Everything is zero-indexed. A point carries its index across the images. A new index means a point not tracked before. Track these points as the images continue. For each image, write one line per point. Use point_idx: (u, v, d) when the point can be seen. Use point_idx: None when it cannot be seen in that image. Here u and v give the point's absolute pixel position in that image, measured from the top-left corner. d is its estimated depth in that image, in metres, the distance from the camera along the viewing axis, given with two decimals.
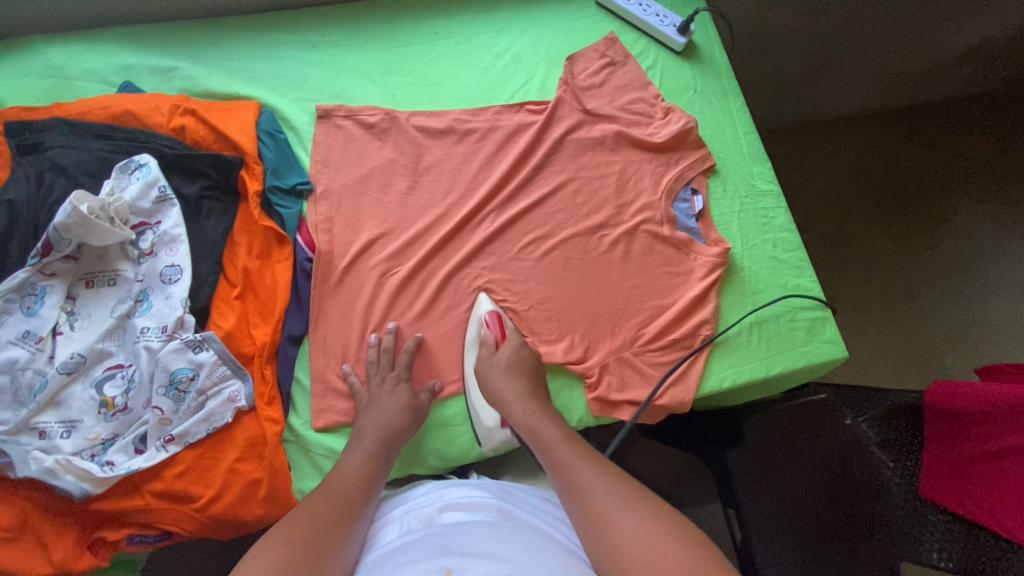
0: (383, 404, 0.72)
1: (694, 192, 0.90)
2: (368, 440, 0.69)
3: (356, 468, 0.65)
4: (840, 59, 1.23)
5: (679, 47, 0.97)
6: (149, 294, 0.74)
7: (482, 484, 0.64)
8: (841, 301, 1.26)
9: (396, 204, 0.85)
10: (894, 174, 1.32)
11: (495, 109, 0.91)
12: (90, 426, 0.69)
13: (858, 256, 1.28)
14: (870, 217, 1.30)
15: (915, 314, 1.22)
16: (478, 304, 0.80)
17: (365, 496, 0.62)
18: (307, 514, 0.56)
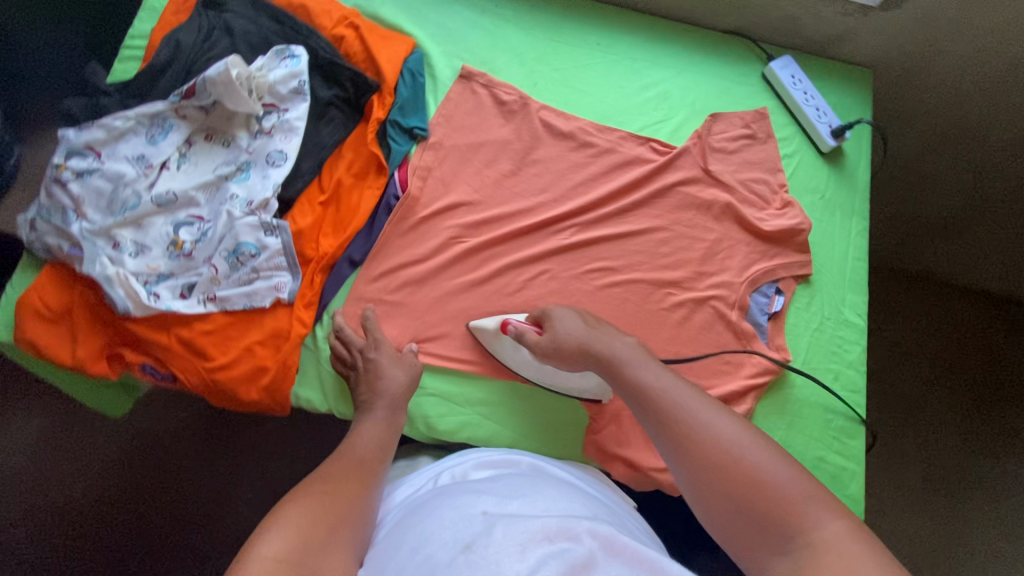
0: (379, 372, 0.73)
1: (779, 291, 0.86)
2: (380, 408, 0.71)
3: (373, 437, 0.68)
4: (979, 229, 1.13)
5: (826, 148, 0.93)
6: (251, 167, 0.79)
7: (493, 461, 0.66)
8: (885, 476, 1.15)
9: (492, 181, 0.87)
10: (991, 367, 1.21)
11: (621, 134, 0.91)
12: (155, 256, 0.74)
13: (919, 433, 1.18)
14: (941, 395, 1.20)
15: (953, 515, 1.10)
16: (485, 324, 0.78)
17: (380, 464, 0.65)
18: (334, 479, 0.58)
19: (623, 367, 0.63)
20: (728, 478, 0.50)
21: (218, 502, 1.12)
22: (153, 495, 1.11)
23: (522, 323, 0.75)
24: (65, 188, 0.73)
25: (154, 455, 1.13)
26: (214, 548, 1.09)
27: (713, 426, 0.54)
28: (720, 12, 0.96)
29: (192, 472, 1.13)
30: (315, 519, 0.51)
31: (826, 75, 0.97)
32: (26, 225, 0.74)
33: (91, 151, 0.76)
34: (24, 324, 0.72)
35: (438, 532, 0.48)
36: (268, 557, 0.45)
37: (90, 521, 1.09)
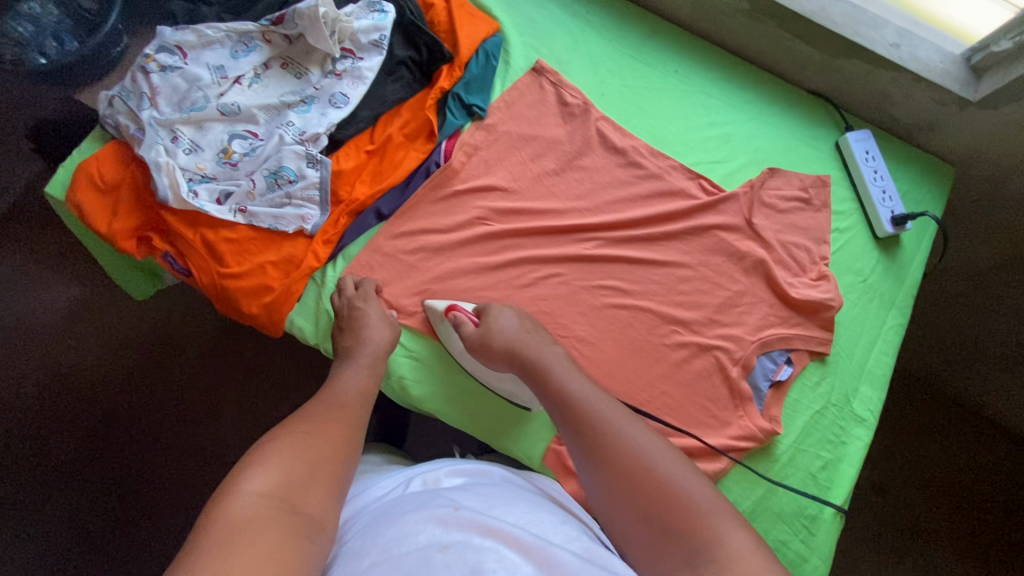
0: (368, 316, 0.75)
1: (788, 361, 0.82)
2: (364, 355, 0.72)
3: (357, 385, 0.69)
4: None
5: (882, 233, 0.88)
6: (313, 101, 0.83)
7: (468, 470, 0.67)
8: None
9: (533, 176, 0.88)
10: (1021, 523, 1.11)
11: (673, 163, 0.89)
12: (205, 158, 0.79)
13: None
14: (953, 533, 1.11)
15: None
16: (433, 308, 0.79)
17: (362, 411, 0.66)
18: (310, 421, 0.61)
19: (550, 376, 0.65)
20: (639, 489, 0.53)
21: (202, 406, 1.19)
22: (147, 383, 1.19)
23: (464, 313, 0.77)
24: (147, 76, 0.80)
25: (159, 347, 1.21)
26: (189, 446, 1.17)
27: (630, 442, 0.56)
28: (810, 71, 0.93)
29: (187, 372, 1.20)
30: (294, 464, 0.54)
31: (902, 161, 0.93)
32: (105, 101, 0.81)
33: (180, 51, 0.82)
34: (76, 186, 0.78)
35: (414, 533, 0.50)
36: (246, 498, 0.49)
37: (86, 390, 1.17)
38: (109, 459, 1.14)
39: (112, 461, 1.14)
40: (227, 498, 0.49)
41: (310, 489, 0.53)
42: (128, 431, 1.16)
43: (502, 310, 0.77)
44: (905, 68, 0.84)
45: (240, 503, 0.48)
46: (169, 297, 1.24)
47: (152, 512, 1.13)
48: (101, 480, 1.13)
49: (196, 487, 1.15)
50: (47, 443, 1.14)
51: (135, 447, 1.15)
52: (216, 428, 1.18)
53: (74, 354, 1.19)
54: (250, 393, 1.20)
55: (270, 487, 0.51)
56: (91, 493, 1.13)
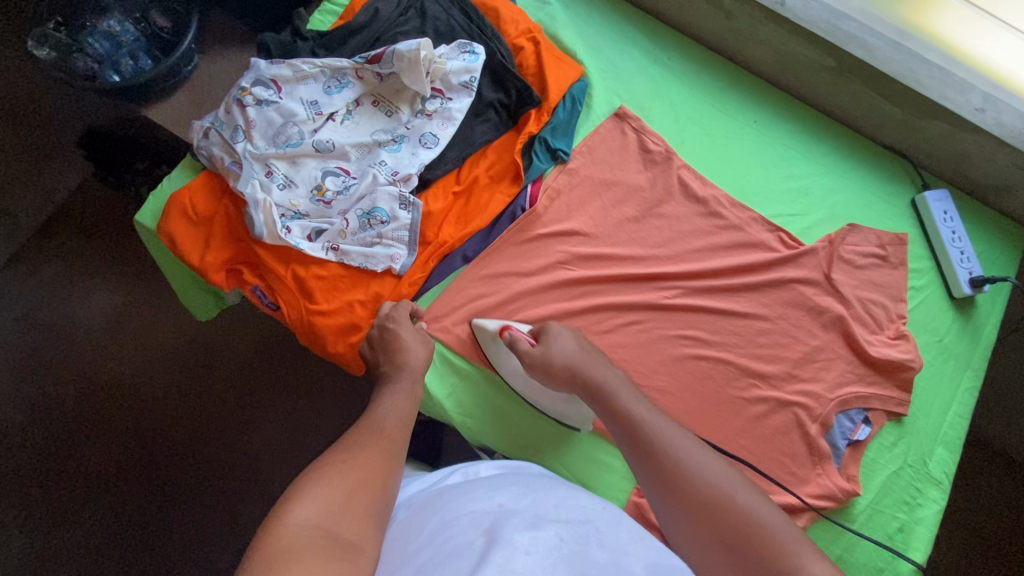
0: (405, 335, 0.74)
1: (866, 421, 0.82)
2: (404, 378, 0.70)
3: (396, 412, 0.66)
4: None
5: (959, 294, 0.88)
6: (404, 140, 0.84)
7: (511, 466, 0.66)
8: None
9: (614, 222, 0.88)
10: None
11: (752, 215, 0.90)
12: (299, 195, 0.80)
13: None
14: None
15: None
16: (483, 326, 0.79)
17: (402, 438, 0.63)
18: (346, 450, 0.58)
19: (618, 403, 0.66)
20: (714, 514, 0.54)
21: (246, 426, 1.17)
22: (192, 400, 1.18)
23: (520, 332, 0.76)
24: (243, 109, 0.81)
25: (206, 363, 1.20)
26: (234, 467, 1.15)
27: (694, 463, 0.58)
28: (889, 128, 0.94)
29: (232, 391, 1.19)
30: (334, 492, 0.52)
31: (977, 221, 0.93)
32: (199, 132, 0.81)
33: (274, 84, 0.83)
34: (168, 217, 0.78)
35: (457, 523, 0.51)
36: (289, 526, 0.46)
37: (134, 403, 1.16)
38: (153, 477, 1.13)
39: (156, 477, 1.13)
40: (270, 530, 0.46)
41: (351, 514, 0.50)
42: (172, 448, 1.15)
43: (556, 327, 0.76)
44: (990, 133, 0.84)
45: (285, 532, 0.45)
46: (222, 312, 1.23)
47: (193, 534, 1.10)
48: (143, 498, 1.11)
49: (239, 511, 1.12)
50: (91, 457, 1.13)
51: (178, 465, 1.14)
52: (259, 449, 1.16)
53: (123, 366, 1.18)
54: (295, 415, 1.18)
55: (317, 518, 0.48)
56: (131, 511, 1.11)
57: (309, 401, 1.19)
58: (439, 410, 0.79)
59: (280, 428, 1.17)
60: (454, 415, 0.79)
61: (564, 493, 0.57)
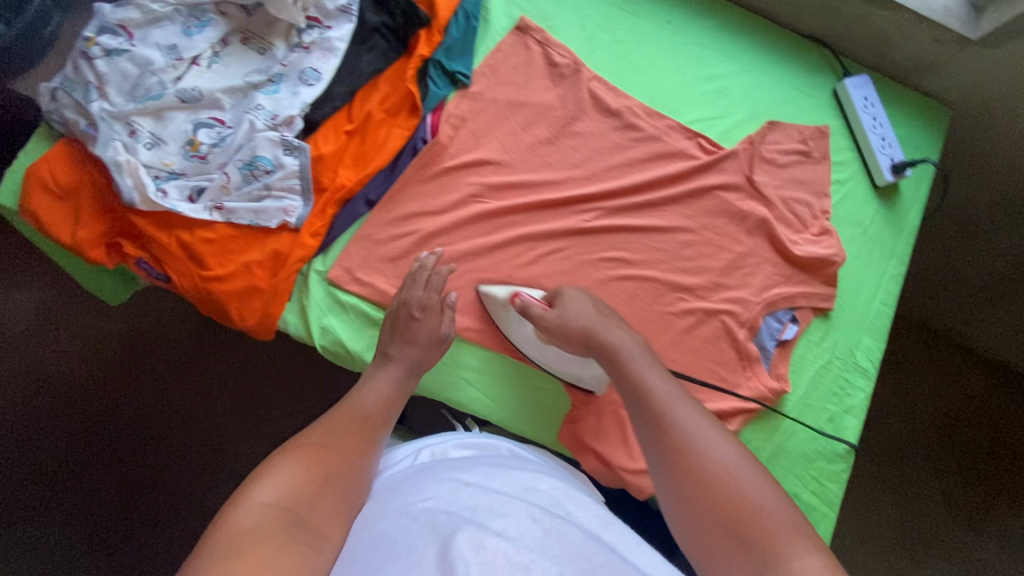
0: (428, 321, 0.72)
1: (793, 320, 0.82)
2: (396, 365, 0.68)
3: (381, 395, 0.65)
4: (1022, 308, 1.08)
5: (882, 182, 0.87)
6: (282, 80, 0.76)
7: (484, 437, 0.67)
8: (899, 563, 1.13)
9: (526, 146, 0.82)
10: (1008, 440, 1.21)
11: (669, 123, 0.85)
12: (170, 152, 0.72)
13: (934, 512, 1.16)
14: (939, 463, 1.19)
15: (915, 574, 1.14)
16: (492, 291, 0.77)
17: (384, 424, 0.63)
18: (323, 429, 0.59)
19: (631, 376, 0.61)
20: (708, 485, 0.50)
21: (198, 409, 1.11)
22: (135, 390, 1.10)
23: (531, 297, 0.74)
24: (91, 63, 0.71)
25: (145, 350, 1.12)
26: (186, 450, 1.09)
27: (695, 434, 0.53)
28: (806, 14, 0.89)
29: (176, 376, 1.11)
30: (306, 472, 0.52)
31: (899, 105, 0.90)
32: (46, 94, 0.72)
33: (124, 31, 0.74)
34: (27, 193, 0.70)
35: (420, 507, 0.50)
36: (254, 507, 0.47)
37: (76, 401, 1.08)
38: (108, 473, 1.06)
39: (102, 472, 1.06)
40: (231, 509, 0.47)
41: (322, 494, 0.51)
42: (122, 442, 1.08)
43: (569, 291, 0.74)
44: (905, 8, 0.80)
45: (245, 510, 0.46)
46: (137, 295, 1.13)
47: (152, 525, 1.05)
48: (102, 496, 1.05)
49: (197, 493, 1.07)
50: (37, 460, 1.05)
51: (124, 458, 1.07)
52: (214, 430, 1.10)
53: (56, 364, 1.10)
54: (244, 391, 1.12)
55: (281, 496, 0.49)
56: (91, 512, 1.04)
57: (258, 374, 1.13)
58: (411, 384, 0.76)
59: (233, 406, 1.11)
60: None
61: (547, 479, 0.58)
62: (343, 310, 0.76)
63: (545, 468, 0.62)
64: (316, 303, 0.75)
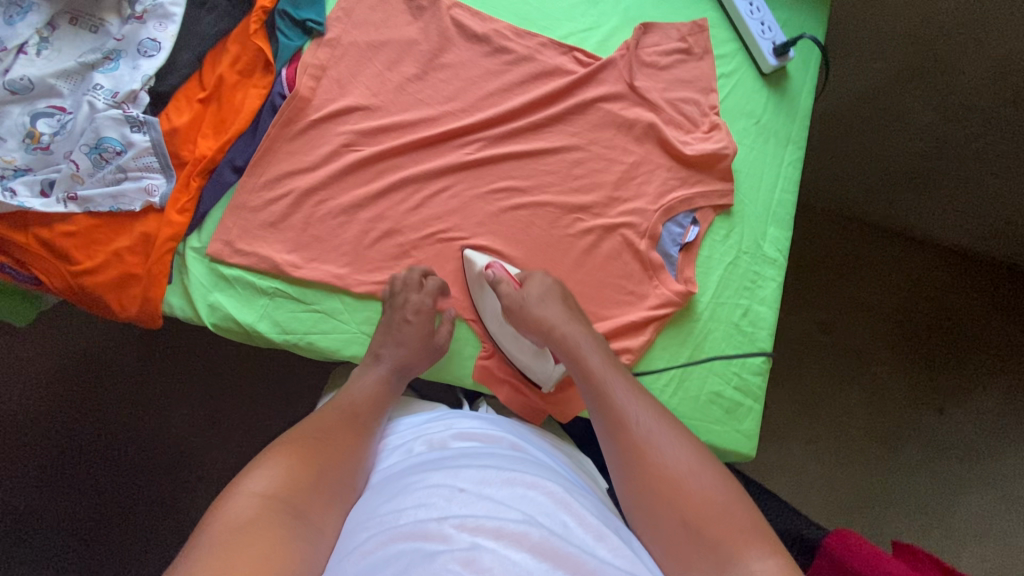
0: (405, 330, 0.70)
1: (694, 222, 0.81)
2: (385, 365, 0.68)
3: (370, 390, 0.66)
4: (894, 181, 1.30)
5: (767, 68, 0.84)
6: (120, 56, 0.72)
7: (487, 420, 0.66)
8: (822, 433, 1.34)
9: (394, 85, 0.79)
10: (911, 322, 1.39)
11: (541, 40, 0.82)
12: (10, 149, 0.68)
13: (848, 388, 1.36)
14: (855, 331, 1.39)
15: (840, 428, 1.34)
16: (472, 259, 0.75)
17: (375, 417, 0.65)
18: (318, 423, 0.61)
19: (608, 395, 0.61)
20: (685, 504, 0.53)
21: (152, 423, 1.07)
22: (81, 413, 1.06)
23: (504, 271, 0.73)
24: None
25: (90, 375, 1.07)
26: (137, 464, 1.05)
27: (690, 469, 0.56)
28: None
29: (123, 395, 1.07)
30: (299, 466, 0.55)
31: None
32: None
33: None
34: None
35: (410, 515, 0.49)
36: (247, 498, 0.50)
37: (29, 439, 1.04)
38: (75, 505, 1.02)
39: (52, 499, 1.02)
40: (228, 498, 0.50)
41: (315, 491, 0.53)
42: (69, 466, 1.03)
43: (549, 278, 0.73)
44: None
45: (241, 500, 0.50)
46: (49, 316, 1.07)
47: (115, 542, 1.01)
48: (73, 528, 1.01)
49: (155, 506, 1.03)
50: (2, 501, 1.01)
51: (74, 482, 1.03)
52: (173, 441, 1.06)
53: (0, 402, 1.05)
54: (195, 398, 1.08)
55: (271, 486, 0.52)
56: (65, 544, 1.00)
57: (207, 375, 1.08)
58: (308, 348, 0.73)
59: (186, 414, 1.07)
60: (276, 338, 0.73)
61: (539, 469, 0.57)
62: (228, 284, 0.73)
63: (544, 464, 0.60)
64: (197, 281, 0.72)
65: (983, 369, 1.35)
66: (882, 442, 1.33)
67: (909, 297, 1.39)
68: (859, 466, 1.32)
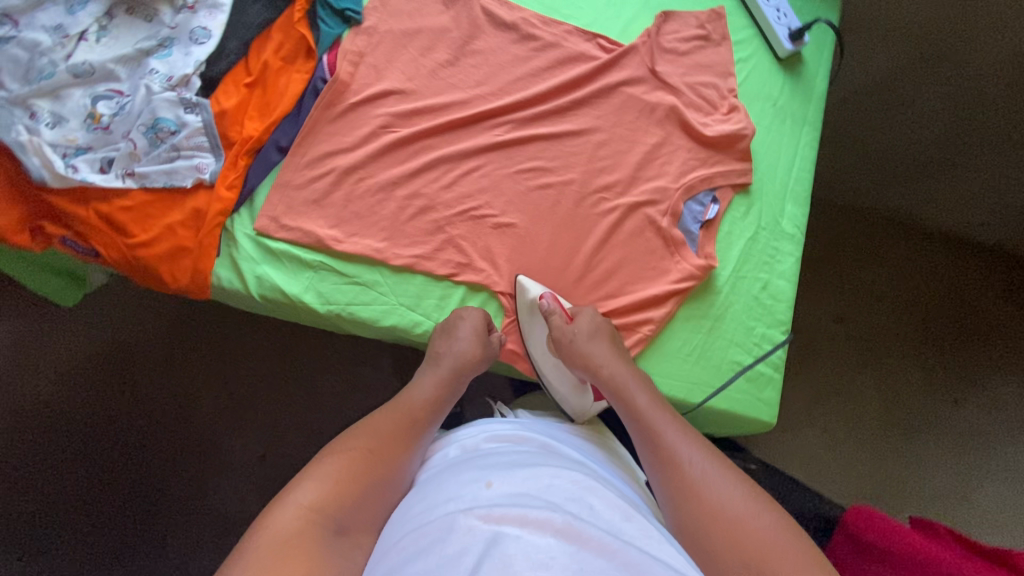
0: (460, 342, 0.73)
1: (714, 200, 0.84)
2: (443, 367, 0.71)
3: (426, 394, 0.68)
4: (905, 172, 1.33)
5: (783, 52, 0.88)
6: (173, 43, 0.77)
7: (523, 423, 0.69)
8: (838, 421, 1.35)
9: (428, 71, 0.83)
10: (925, 313, 1.41)
11: (566, 28, 0.86)
12: (73, 128, 0.73)
13: (864, 378, 1.38)
14: (869, 319, 1.41)
15: (857, 415, 1.36)
16: (525, 287, 0.78)
17: (427, 423, 0.66)
18: (370, 424, 0.62)
19: (639, 411, 0.64)
20: (709, 510, 0.54)
21: (187, 405, 1.10)
22: (120, 394, 1.10)
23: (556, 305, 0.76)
24: None
25: (127, 359, 1.11)
26: (176, 442, 1.09)
27: (715, 477, 0.57)
28: None
29: (161, 378, 1.11)
30: (345, 478, 0.55)
31: None
32: None
33: (9, 19, 0.72)
34: None
35: (440, 512, 0.52)
36: (295, 507, 0.51)
37: (71, 420, 1.07)
38: (116, 483, 1.06)
39: (94, 476, 1.06)
40: (273, 510, 0.51)
41: (357, 507, 0.54)
42: (109, 444, 1.07)
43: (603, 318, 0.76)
44: None
45: (286, 511, 0.51)
46: (88, 300, 1.12)
47: (157, 517, 1.06)
48: (116, 504, 1.05)
49: (194, 483, 1.08)
50: (45, 479, 1.05)
51: (116, 459, 1.07)
52: (208, 423, 1.10)
53: (38, 386, 1.08)
54: (229, 380, 1.12)
55: (320, 496, 0.53)
56: (108, 520, 1.05)
57: (240, 358, 1.13)
58: (347, 318, 0.77)
59: (221, 396, 1.11)
60: (319, 308, 0.76)
61: (570, 466, 0.59)
62: (275, 258, 0.77)
63: (576, 462, 0.62)
64: (246, 255, 0.76)
65: (994, 359, 1.37)
66: (897, 429, 1.35)
67: (920, 288, 1.42)
68: (875, 454, 1.33)
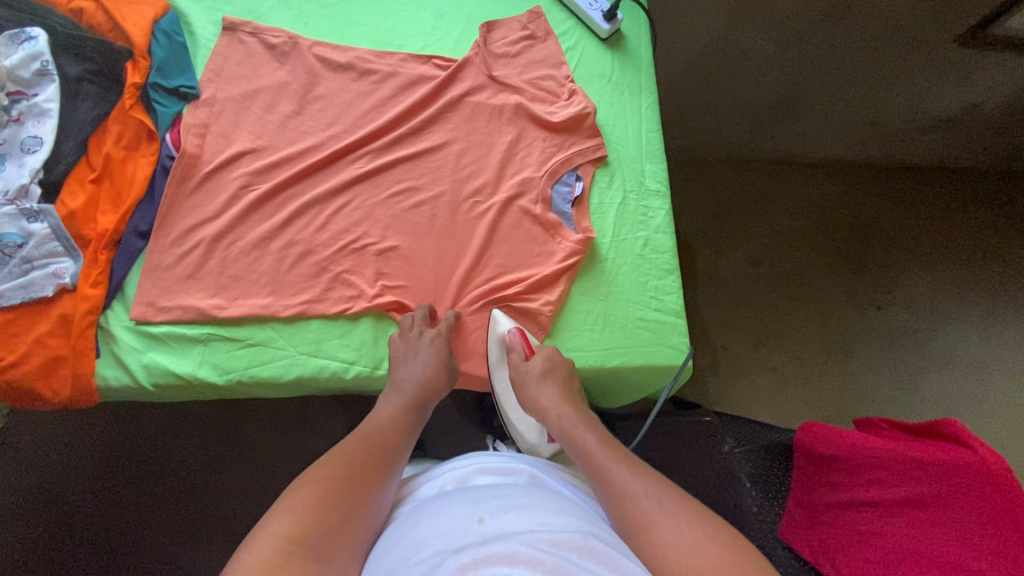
0: (419, 352, 0.75)
1: (578, 178, 0.89)
2: (407, 389, 0.72)
3: (392, 419, 0.68)
4: (772, 122, 1.40)
5: (603, 33, 0.96)
6: (5, 159, 0.76)
7: (514, 454, 0.69)
8: (783, 358, 1.40)
9: (276, 125, 0.85)
10: (832, 236, 1.49)
11: (401, 56, 0.91)
12: None
13: (794, 311, 1.43)
14: (786, 254, 1.47)
15: (797, 346, 1.41)
16: (496, 322, 0.81)
17: (396, 447, 0.64)
18: (339, 453, 0.59)
19: (605, 467, 0.62)
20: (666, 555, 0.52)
21: (128, 534, 1.02)
22: (48, 542, 1.00)
23: (523, 343, 0.79)
24: None
25: (50, 505, 1.02)
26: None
27: (682, 527, 0.54)
28: None
29: (89, 515, 1.02)
30: (317, 508, 0.52)
31: None
32: None
33: None
34: None
35: (427, 551, 0.49)
36: (267, 542, 0.47)
37: None
38: None
39: None
40: (246, 549, 0.47)
41: (337, 537, 0.51)
42: None
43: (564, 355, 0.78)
44: None
45: (256, 550, 0.46)
46: None
47: None
48: None
49: None
50: None
51: None
52: (154, 545, 1.02)
53: None
54: (166, 493, 1.05)
55: (294, 527, 0.49)
56: None
57: (170, 468, 1.06)
58: (250, 381, 0.75)
59: (160, 514, 1.04)
60: (218, 379, 0.75)
61: (555, 504, 0.57)
62: (160, 342, 0.75)
63: (565, 499, 0.61)
64: (128, 347, 0.74)
65: (895, 262, 1.47)
66: (836, 347, 1.41)
67: (824, 217, 1.50)
68: (822, 378, 1.38)
